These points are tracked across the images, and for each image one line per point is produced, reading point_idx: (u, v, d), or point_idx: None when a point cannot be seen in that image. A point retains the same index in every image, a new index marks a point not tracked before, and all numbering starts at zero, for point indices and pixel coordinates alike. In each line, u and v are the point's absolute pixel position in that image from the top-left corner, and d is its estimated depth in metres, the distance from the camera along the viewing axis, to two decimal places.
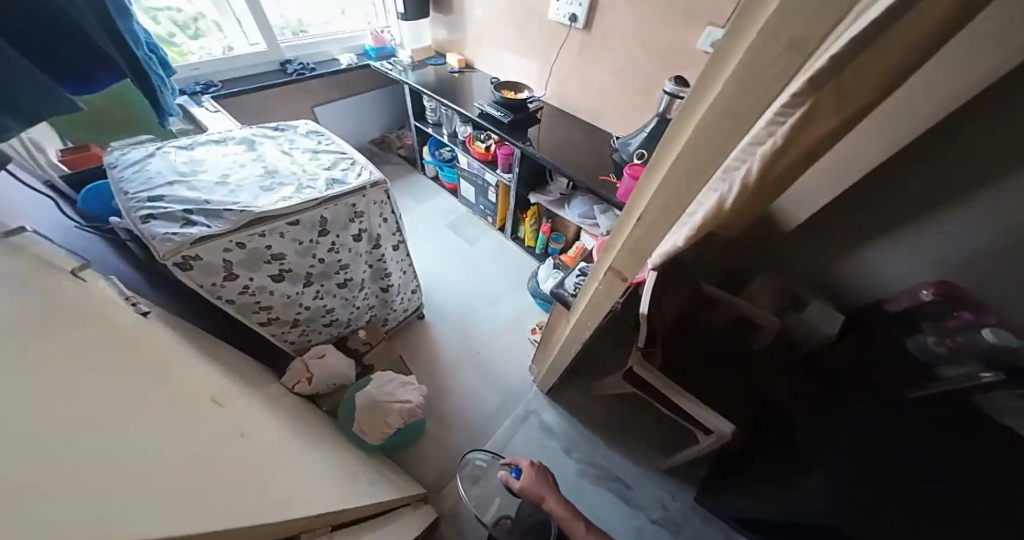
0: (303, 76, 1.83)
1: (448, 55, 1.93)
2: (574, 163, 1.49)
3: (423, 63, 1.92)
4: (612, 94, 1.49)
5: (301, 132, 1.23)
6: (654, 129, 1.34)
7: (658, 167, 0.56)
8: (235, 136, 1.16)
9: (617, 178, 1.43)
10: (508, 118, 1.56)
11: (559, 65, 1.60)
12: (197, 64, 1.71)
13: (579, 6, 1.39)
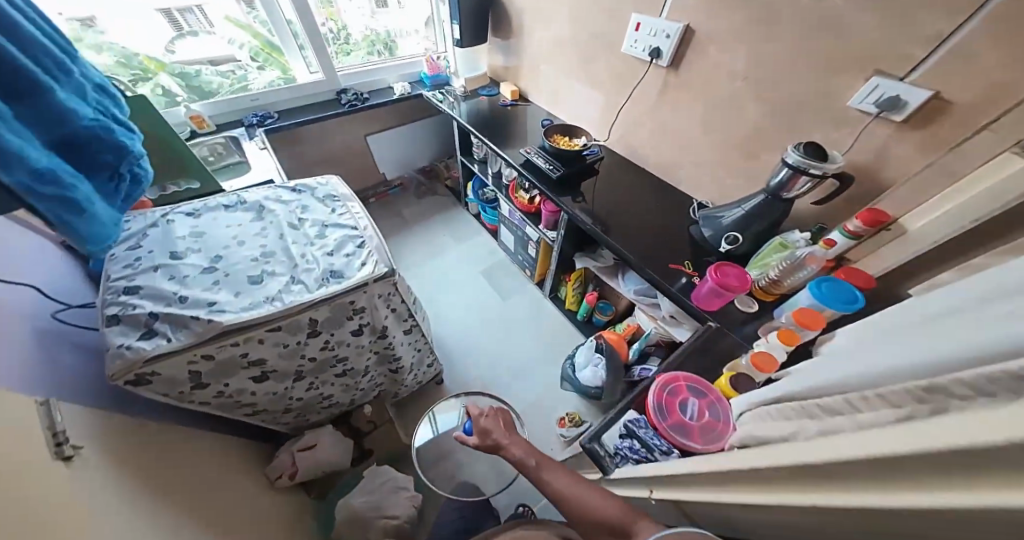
0: (355, 108, 1.66)
1: (503, 84, 1.70)
2: (636, 240, 1.16)
3: (475, 93, 1.71)
4: (699, 148, 1.14)
5: (328, 191, 1.00)
6: (759, 208, 0.97)
7: (976, 483, 0.22)
8: (250, 193, 0.97)
9: (691, 267, 1.08)
10: (558, 172, 1.28)
11: (629, 107, 1.28)
12: (258, 95, 1.65)
13: (667, 38, 1.06)
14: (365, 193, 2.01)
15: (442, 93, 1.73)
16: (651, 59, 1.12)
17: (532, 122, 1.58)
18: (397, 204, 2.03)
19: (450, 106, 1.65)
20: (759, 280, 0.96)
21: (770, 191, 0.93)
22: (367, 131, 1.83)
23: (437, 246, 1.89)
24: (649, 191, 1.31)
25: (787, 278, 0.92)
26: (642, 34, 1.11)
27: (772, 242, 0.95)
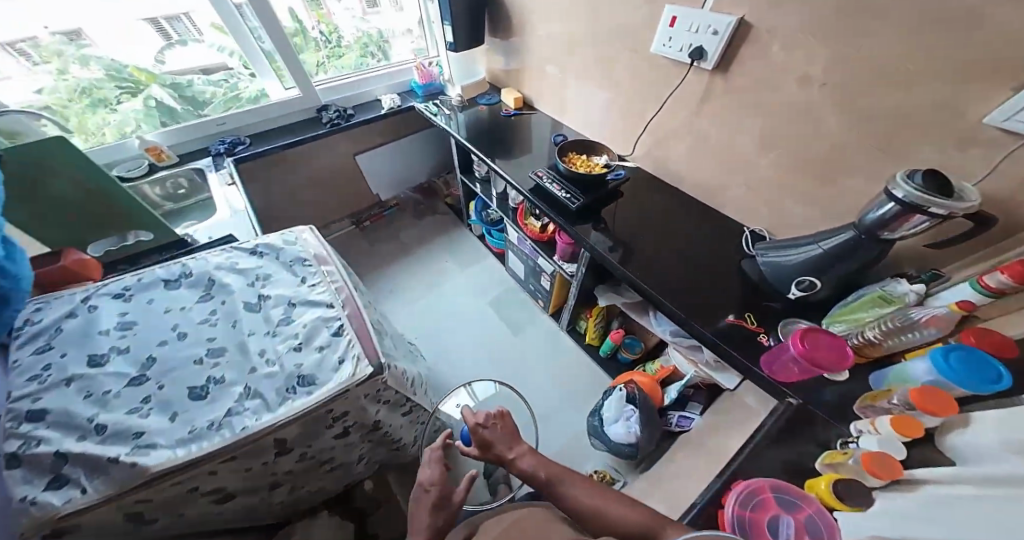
0: (338, 127, 1.42)
1: (504, 91, 1.49)
2: (675, 292, 0.95)
3: (472, 103, 1.49)
4: (754, 166, 0.93)
5: (294, 254, 0.83)
6: (844, 247, 0.77)
7: None
8: (196, 261, 0.80)
9: (755, 321, 0.87)
10: (578, 203, 1.05)
11: (659, 119, 1.06)
12: (225, 118, 1.44)
13: (712, 35, 0.84)
14: (359, 218, 1.79)
15: (436, 104, 1.50)
16: (690, 62, 0.91)
17: (539, 136, 1.36)
18: (393, 228, 1.81)
19: (447, 120, 1.42)
20: (852, 339, 0.77)
21: (861, 227, 0.74)
22: (355, 149, 1.60)
23: (440, 275, 1.67)
24: (687, 217, 1.10)
25: (892, 340, 0.73)
26: (679, 32, 0.90)
27: (869, 293, 0.76)
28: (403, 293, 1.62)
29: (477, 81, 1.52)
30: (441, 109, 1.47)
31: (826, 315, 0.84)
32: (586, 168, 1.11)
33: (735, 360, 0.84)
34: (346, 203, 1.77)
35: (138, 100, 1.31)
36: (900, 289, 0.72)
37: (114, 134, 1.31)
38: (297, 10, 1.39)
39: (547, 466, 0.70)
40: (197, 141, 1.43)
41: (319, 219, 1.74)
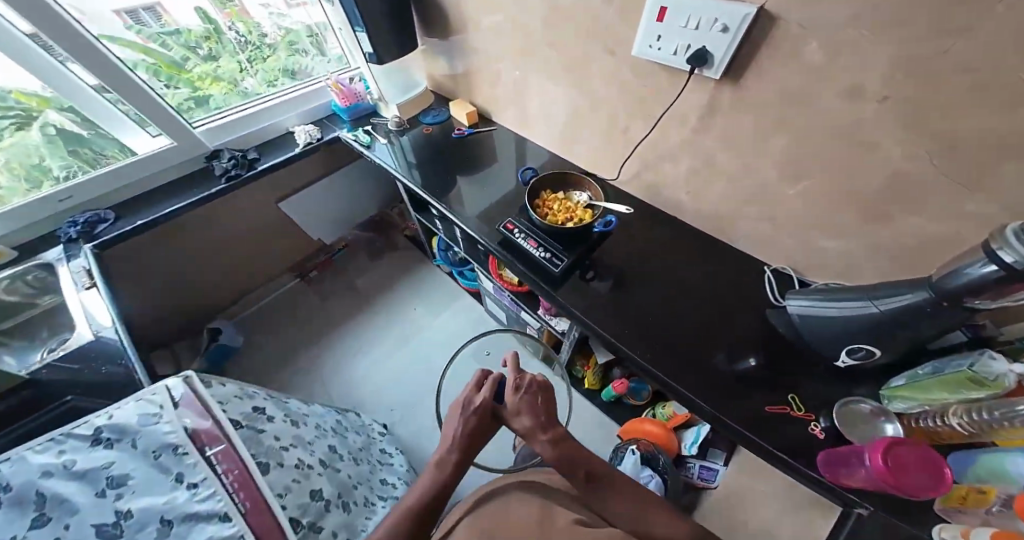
0: (237, 179, 1.10)
1: (452, 104, 1.21)
2: (677, 322, 0.83)
3: (416, 122, 1.21)
4: (779, 197, 0.73)
5: (158, 439, 0.62)
6: (911, 315, 0.60)
7: None
8: (7, 466, 0.56)
9: (803, 410, 0.69)
10: (563, 265, 0.83)
11: (648, 139, 0.83)
12: (72, 190, 1.08)
13: (717, 33, 0.62)
14: (303, 267, 1.55)
15: (368, 130, 1.21)
16: (688, 69, 0.67)
17: (502, 162, 1.10)
18: (348, 273, 1.57)
19: (388, 151, 1.15)
20: (930, 424, 0.63)
21: (936, 293, 0.56)
22: (280, 197, 1.29)
23: (409, 327, 1.44)
24: (694, 253, 0.92)
25: (989, 430, 0.56)
26: (668, 30, 0.66)
27: (948, 371, 0.59)
28: (368, 357, 1.38)
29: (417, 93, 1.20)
30: (375, 136, 1.18)
31: (889, 386, 0.69)
32: (564, 214, 0.86)
33: (782, 459, 0.67)
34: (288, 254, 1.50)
35: (32, 130, 1.02)
36: (996, 371, 0.55)
37: (5, 176, 1.01)
38: (204, 7, 1.13)
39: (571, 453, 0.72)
40: (116, 183, 1.13)
41: (257, 277, 1.47)
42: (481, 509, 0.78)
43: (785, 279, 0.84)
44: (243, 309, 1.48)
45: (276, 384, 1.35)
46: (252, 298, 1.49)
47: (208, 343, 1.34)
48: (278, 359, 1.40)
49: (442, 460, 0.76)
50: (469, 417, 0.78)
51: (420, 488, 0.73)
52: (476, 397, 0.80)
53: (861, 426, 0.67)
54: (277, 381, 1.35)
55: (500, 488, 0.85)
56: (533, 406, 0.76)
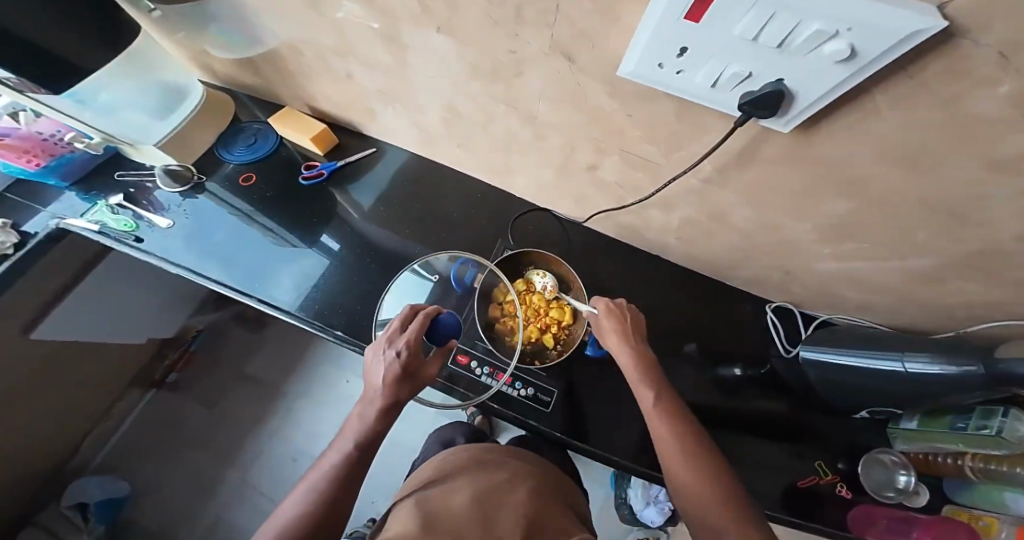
0: None
1: (277, 123, 0.83)
2: (686, 393, 0.68)
3: (214, 163, 0.82)
4: (801, 253, 0.56)
5: None
6: (947, 388, 0.49)
7: None
8: None
9: (825, 470, 0.65)
10: (554, 401, 0.65)
11: (631, 182, 0.54)
12: None
13: (844, 32, 0.24)
14: (151, 376, 1.17)
15: (119, 204, 0.77)
16: (739, 115, 0.35)
17: (371, 180, 0.82)
18: (226, 359, 1.23)
19: (181, 243, 0.75)
20: (942, 460, 0.60)
21: (993, 378, 0.44)
22: (24, 331, 0.80)
23: (346, 399, 1.17)
24: (682, 295, 0.75)
25: (995, 476, 0.55)
26: (704, 44, 0.29)
27: (967, 433, 0.53)
28: (309, 450, 1.12)
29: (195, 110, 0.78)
30: (142, 217, 0.76)
31: (903, 428, 0.64)
32: (534, 320, 0.68)
33: (820, 533, 0.61)
34: (120, 367, 1.08)
35: None
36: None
37: None
38: None
39: (645, 367, 0.52)
40: None
41: (94, 409, 1.06)
42: (475, 495, 0.51)
43: (788, 315, 0.73)
44: (95, 452, 1.10)
45: (208, 516, 1.07)
46: (93, 442, 1.10)
47: (83, 518, 0.99)
48: (190, 489, 1.09)
49: (365, 411, 0.51)
50: (394, 360, 0.51)
51: (349, 434, 0.51)
52: (401, 335, 0.53)
53: (872, 472, 0.64)
54: (199, 517, 1.07)
55: (470, 457, 0.61)
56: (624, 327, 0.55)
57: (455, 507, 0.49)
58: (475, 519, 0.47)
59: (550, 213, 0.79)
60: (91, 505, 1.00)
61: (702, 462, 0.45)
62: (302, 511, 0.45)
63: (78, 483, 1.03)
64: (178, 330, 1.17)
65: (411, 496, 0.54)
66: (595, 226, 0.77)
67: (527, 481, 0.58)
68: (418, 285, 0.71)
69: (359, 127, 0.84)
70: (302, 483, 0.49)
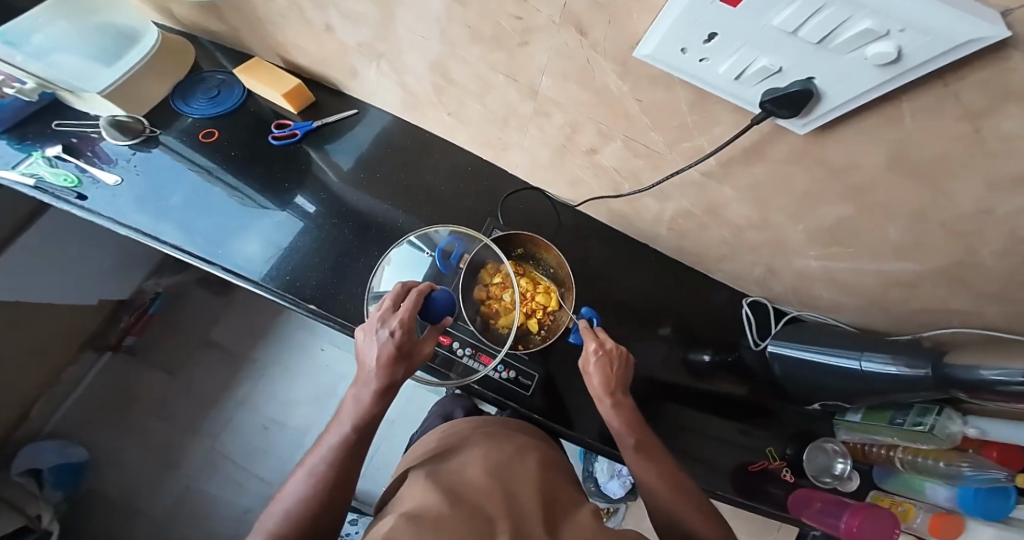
0: None
1: (241, 74, 0.75)
2: (661, 382, 0.69)
3: (171, 115, 0.74)
4: (787, 253, 0.56)
5: None
6: (898, 388, 0.47)
7: None
8: None
9: (774, 455, 0.67)
10: (535, 385, 0.65)
11: (627, 169, 0.57)
12: None
13: (888, 38, 0.22)
14: (107, 339, 1.09)
15: (59, 156, 0.69)
16: (759, 112, 0.34)
17: (351, 140, 0.76)
18: (191, 323, 1.17)
19: (133, 201, 0.67)
20: (873, 449, 0.63)
21: (938, 381, 0.41)
22: None
23: (325, 372, 1.14)
24: (671, 287, 0.75)
25: (921, 468, 0.58)
26: (736, 29, 0.28)
27: (905, 428, 0.53)
28: (282, 419, 1.10)
29: (154, 53, 0.71)
30: (87, 172, 0.68)
31: (847, 419, 0.64)
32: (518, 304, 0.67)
33: (760, 511, 0.64)
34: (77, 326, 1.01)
35: None
36: (952, 431, 0.50)
37: None
38: None
39: (626, 414, 0.52)
40: None
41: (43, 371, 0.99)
42: (494, 472, 0.49)
43: (760, 309, 0.73)
44: (49, 415, 1.05)
45: (175, 481, 1.05)
46: (43, 409, 1.03)
47: (38, 483, 0.95)
48: (157, 456, 1.06)
49: (360, 393, 0.48)
50: (387, 341, 0.46)
51: (343, 418, 0.48)
52: (393, 315, 0.49)
53: (817, 458, 0.66)
54: (162, 483, 1.04)
55: (477, 433, 0.58)
56: (607, 372, 0.53)
57: (472, 484, 0.47)
58: (495, 493, 0.45)
59: (545, 194, 0.76)
60: (46, 470, 0.96)
61: (686, 500, 0.47)
62: (303, 498, 0.43)
63: (28, 448, 0.98)
64: (131, 292, 1.10)
65: (417, 474, 0.51)
66: (588, 211, 0.75)
67: (536, 455, 0.55)
68: (416, 259, 0.68)
69: (340, 84, 0.76)
70: (302, 468, 0.46)
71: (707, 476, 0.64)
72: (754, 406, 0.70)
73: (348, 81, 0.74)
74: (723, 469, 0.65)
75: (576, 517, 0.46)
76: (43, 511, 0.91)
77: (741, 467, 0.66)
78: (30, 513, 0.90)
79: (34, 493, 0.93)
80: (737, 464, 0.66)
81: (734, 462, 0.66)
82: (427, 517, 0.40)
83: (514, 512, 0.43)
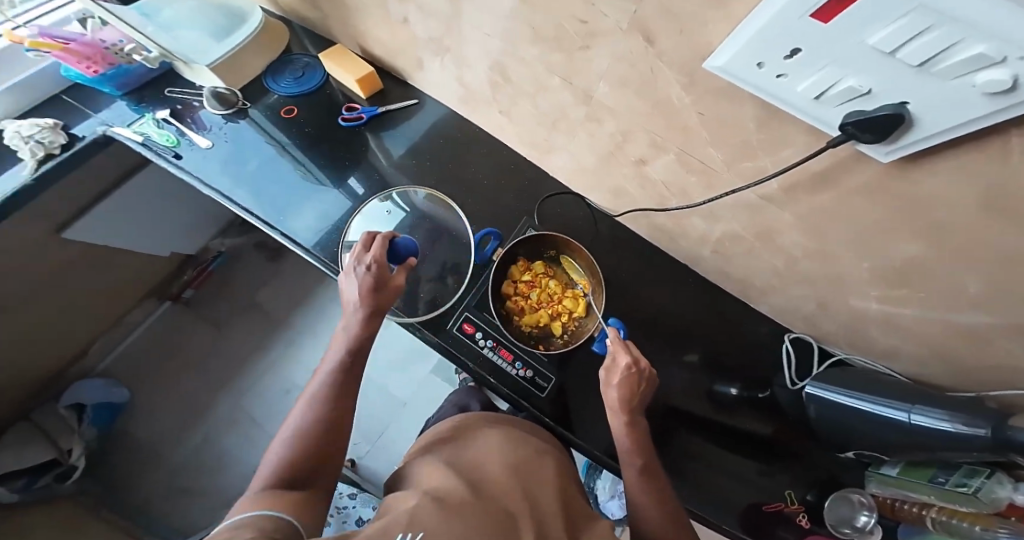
0: None
1: (324, 57, 0.79)
2: (682, 405, 0.67)
3: (261, 91, 0.78)
4: (841, 289, 0.53)
5: None
6: (948, 446, 0.43)
7: None
8: None
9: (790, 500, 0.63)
10: (551, 389, 0.65)
11: (677, 184, 0.56)
12: None
13: (1002, 65, 0.20)
14: (169, 290, 1.16)
15: (166, 119, 0.75)
16: (838, 134, 0.33)
17: (409, 129, 0.78)
18: (232, 287, 1.23)
19: (217, 165, 0.72)
20: (904, 506, 0.57)
21: (997, 446, 0.38)
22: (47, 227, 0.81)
23: None
24: (706, 310, 0.72)
25: (955, 532, 0.51)
26: (824, 46, 0.27)
27: (946, 488, 0.48)
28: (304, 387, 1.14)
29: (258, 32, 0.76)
30: (185, 135, 0.74)
31: (882, 472, 0.59)
32: (545, 305, 0.67)
33: None
34: (141, 277, 1.09)
35: None
36: (1001, 498, 0.45)
37: None
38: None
39: (637, 436, 0.52)
40: None
41: (104, 318, 1.06)
42: (512, 468, 0.49)
43: (803, 346, 0.69)
44: (100, 358, 1.10)
45: (199, 434, 1.10)
46: (103, 345, 1.10)
47: (79, 419, 1.01)
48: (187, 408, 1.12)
49: (347, 327, 0.51)
50: (365, 274, 0.50)
51: (333, 353, 0.51)
52: (367, 252, 0.53)
53: (838, 509, 0.61)
54: (187, 435, 1.10)
55: (495, 428, 0.58)
56: (630, 392, 0.51)
57: (495, 478, 0.47)
58: (517, 490, 0.45)
59: (585, 201, 0.75)
60: (88, 407, 1.02)
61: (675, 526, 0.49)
62: (307, 433, 0.45)
63: (79, 384, 1.03)
64: (198, 249, 1.17)
65: (431, 460, 0.51)
66: (627, 222, 0.74)
67: (553, 461, 0.54)
68: (391, 215, 0.72)
69: (406, 74, 0.79)
70: (300, 401, 0.49)
71: (717, 511, 0.62)
72: (776, 443, 0.66)
73: (414, 71, 0.76)
74: (737, 505, 0.62)
75: (598, 526, 0.45)
76: (72, 446, 0.98)
77: (752, 508, 0.62)
78: (62, 447, 0.97)
79: (72, 428, 0.99)
80: (752, 503, 0.63)
81: (747, 499, 0.63)
82: (449, 501, 0.40)
83: (534, 509, 0.43)
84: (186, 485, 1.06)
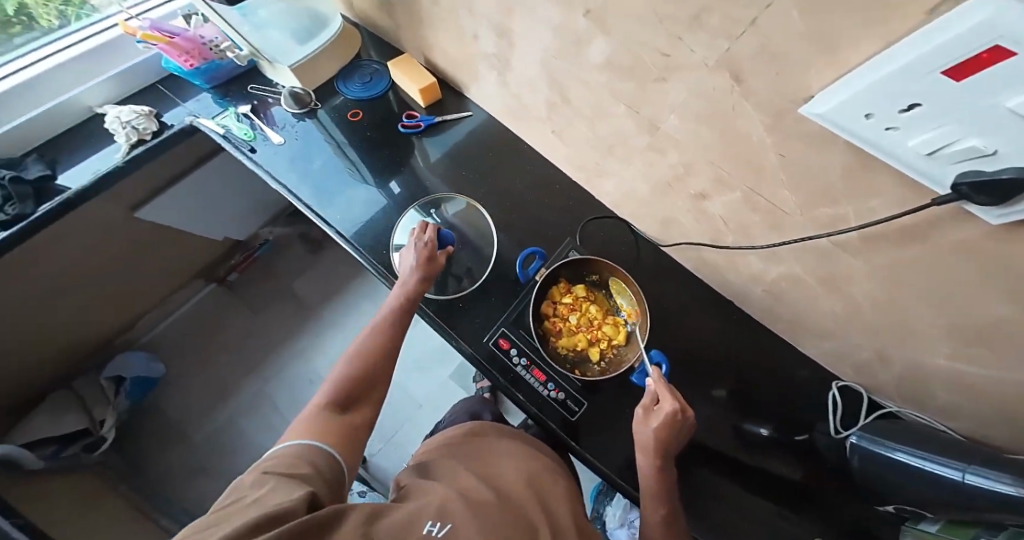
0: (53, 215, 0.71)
1: (390, 66, 0.81)
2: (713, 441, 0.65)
3: (331, 93, 0.81)
4: (906, 343, 0.51)
5: None
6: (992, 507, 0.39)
7: None
8: None
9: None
10: (582, 413, 0.64)
11: (737, 220, 0.55)
12: None
13: None
14: (216, 272, 1.19)
15: (247, 113, 0.79)
16: (947, 192, 0.32)
17: (450, 136, 0.80)
18: (267, 275, 1.25)
19: (286, 161, 0.75)
20: None
21: None
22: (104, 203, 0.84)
23: None
24: (749, 348, 0.71)
25: None
26: (948, 100, 0.26)
27: None
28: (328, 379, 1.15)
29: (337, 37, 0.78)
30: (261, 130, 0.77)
31: (921, 528, 0.54)
32: (584, 329, 0.67)
33: None
34: (193, 258, 1.12)
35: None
36: None
37: None
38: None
39: (665, 483, 0.52)
40: None
41: (151, 295, 1.09)
42: (527, 475, 0.53)
43: (850, 396, 0.67)
44: (145, 330, 1.13)
45: (220, 417, 1.11)
46: (150, 319, 1.13)
47: (115, 390, 1.03)
48: (213, 389, 1.13)
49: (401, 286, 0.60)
50: (421, 247, 0.61)
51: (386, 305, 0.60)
52: (423, 233, 0.63)
53: None
54: (209, 416, 1.11)
55: (515, 439, 0.61)
56: (666, 442, 0.50)
57: (511, 485, 0.51)
58: (532, 499, 0.49)
59: (630, 227, 0.75)
60: (128, 379, 1.04)
61: None
62: (354, 374, 0.53)
63: (124, 356, 1.05)
64: (248, 235, 1.20)
65: (453, 462, 0.55)
66: (672, 252, 0.73)
67: (566, 484, 0.56)
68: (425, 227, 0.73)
69: (464, 87, 0.80)
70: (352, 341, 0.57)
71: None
72: (805, 488, 0.64)
73: (471, 84, 0.78)
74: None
75: None
76: (105, 417, 1.00)
77: None
78: (96, 417, 0.99)
79: (107, 398, 1.01)
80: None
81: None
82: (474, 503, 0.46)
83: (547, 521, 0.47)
84: (201, 466, 1.07)
